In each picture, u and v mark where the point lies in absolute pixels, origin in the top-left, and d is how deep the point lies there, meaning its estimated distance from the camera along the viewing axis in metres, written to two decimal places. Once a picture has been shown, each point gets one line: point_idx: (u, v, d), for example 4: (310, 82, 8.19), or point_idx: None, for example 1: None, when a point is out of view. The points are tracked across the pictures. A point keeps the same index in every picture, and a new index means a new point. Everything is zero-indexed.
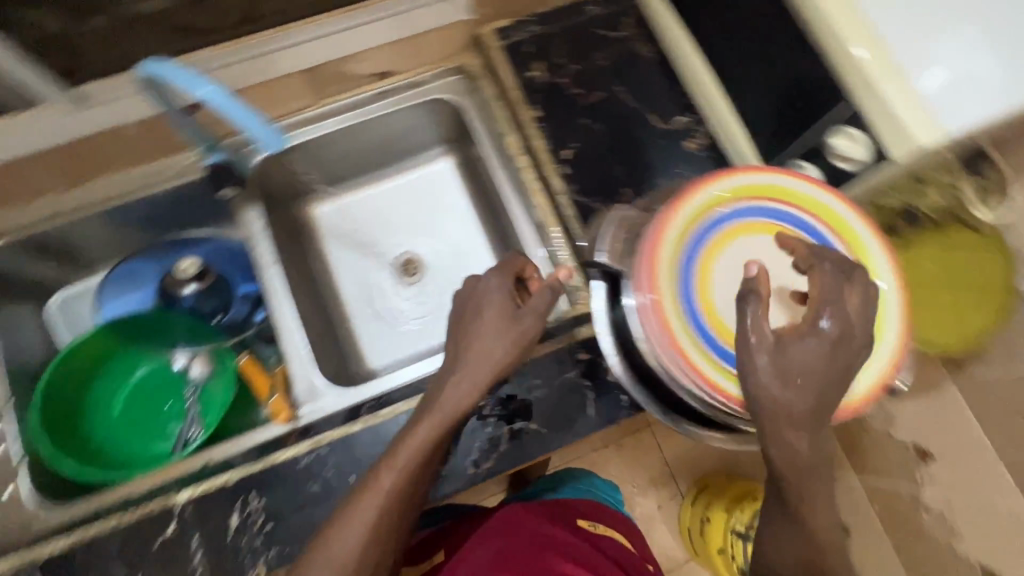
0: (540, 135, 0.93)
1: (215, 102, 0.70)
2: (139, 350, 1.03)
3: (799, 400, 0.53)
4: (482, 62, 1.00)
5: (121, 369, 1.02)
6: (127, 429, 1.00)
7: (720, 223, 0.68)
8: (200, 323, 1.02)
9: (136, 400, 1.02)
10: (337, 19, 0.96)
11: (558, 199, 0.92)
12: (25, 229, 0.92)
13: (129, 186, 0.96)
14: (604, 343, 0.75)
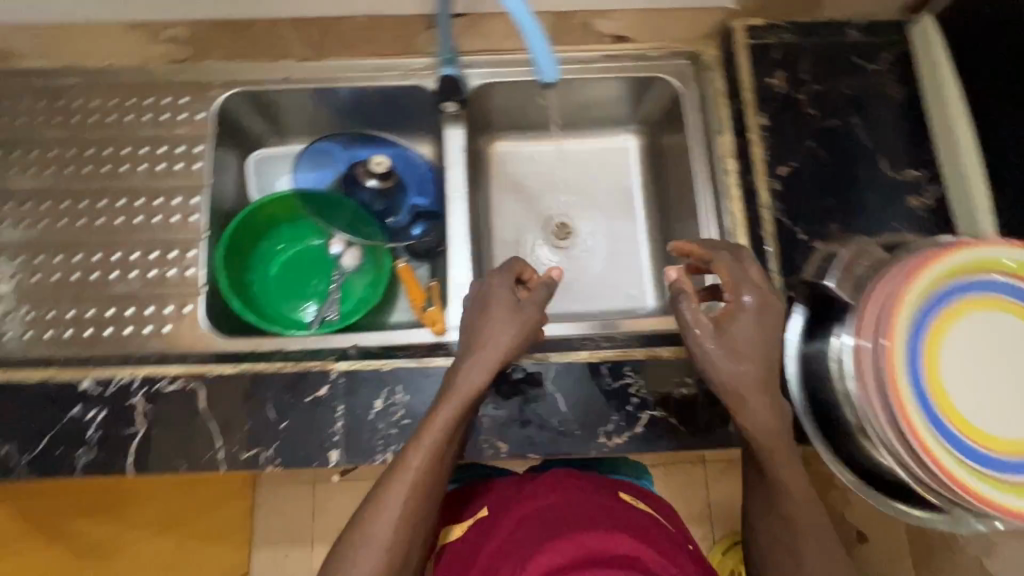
0: (760, 144, 0.91)
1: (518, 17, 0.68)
2: (307, 224, 1.10)
3: (750, 373, 0.65)
4: (721, 54, 0.99)
5: (286, 236, 1.09)
6: (279, 291, 1.07)
7: (975, 284, 0.61)
8: (367, 218, 1.07)
9: (291, 268, 1.09)
10: None
11: (759, 212, 0.89)
12: (260, 85, 0.98)
13: (355, 74, 0.99)
14: (790, 368, 0.73)
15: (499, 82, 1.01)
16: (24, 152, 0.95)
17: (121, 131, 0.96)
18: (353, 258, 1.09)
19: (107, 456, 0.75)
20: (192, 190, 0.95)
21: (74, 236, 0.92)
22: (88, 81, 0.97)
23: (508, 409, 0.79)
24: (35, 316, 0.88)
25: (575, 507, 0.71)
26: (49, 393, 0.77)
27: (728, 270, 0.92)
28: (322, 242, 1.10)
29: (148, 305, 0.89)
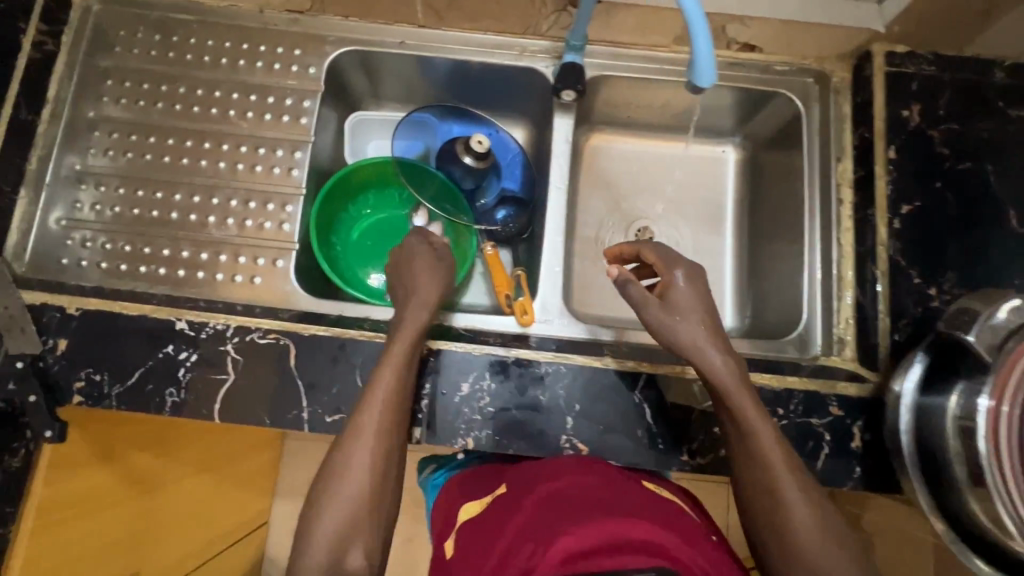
0: (885, 178, 0.87)
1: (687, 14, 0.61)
2: (395, 194, 1.09)
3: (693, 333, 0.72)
4: (849, 79, 0.94)
5: (374, 203, 1.09)
6: (359, 254, 1.06)
7: None
8: (458, 195, 1.05)
9: (373, 234, 1.08)
10: None
11: (875, 248, 0.85)
12: (373, 46, 0.96)
13: (470, 49, 0.97)
14: (901, 418, 0.74)
15: (611, 74, 0.98)
16: (127, 83, 0.92)
17: (227, 75, 0.93)
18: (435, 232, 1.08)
19: (196, 400, 0.76)
20: (296, 144, 0.93)
21: (168, 173, 0.90)
22: (202, 19, 0.95)
23: (563, 404, 0.78)
24: (127, 250, 0.87)
25: (594, 491, 0.65)
26: (147, 329, 0.78)
27: (827, 302, 0.90)
28: (407, 214, 1.09)
29: (240, 255, 0.89)
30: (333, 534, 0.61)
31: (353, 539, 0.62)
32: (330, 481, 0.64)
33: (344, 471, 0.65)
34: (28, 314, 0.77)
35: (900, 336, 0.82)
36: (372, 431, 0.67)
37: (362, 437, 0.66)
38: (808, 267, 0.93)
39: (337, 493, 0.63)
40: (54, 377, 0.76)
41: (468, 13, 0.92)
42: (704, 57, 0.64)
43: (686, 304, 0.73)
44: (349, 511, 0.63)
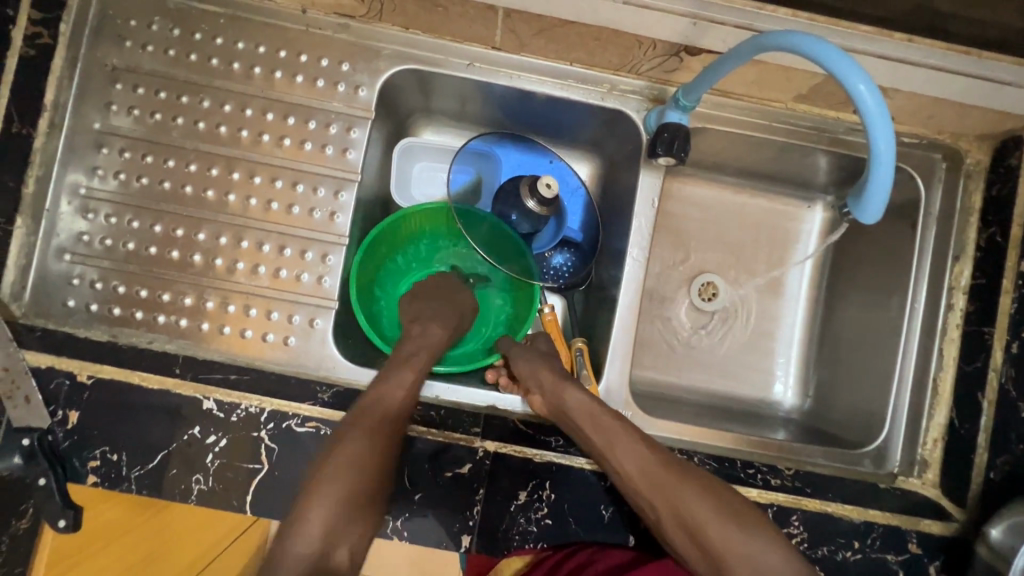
0: (1010, 294, 0.77)
1: (871, 124, 0.50)
2: (449, 242, 0.94)
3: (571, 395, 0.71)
4: (986, 164, 0.82)
5: (426, 253, 0.95)
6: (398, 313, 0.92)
7: None
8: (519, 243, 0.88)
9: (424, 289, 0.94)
10: None
11: (984, 372, 0.77)
12: (434, 67, 0.80)
13: (549, 81, 0.81)
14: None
15: (711, 126, 0.84)
16: (140, 89, 0.77)
17: (262, 89, 0.79)
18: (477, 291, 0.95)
19: (224, 490, 0.68)
20: (341, 183, 0.80)
21: (192, 206, 0.78)
22: (231, 14, 0.78)
23: (626, 523, 0.72)
24: (141, 295, 0.76)
25: None
26: (172, 405, 0.69)
27: (915, 417, 0.82)
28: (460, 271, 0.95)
29: (273, 310, 0.78)
30: (309, 543, 0.59)
31: (341, 532, 0.61)
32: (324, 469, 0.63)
33: (344, 457, 0.64)
34: (32, 379, 0.68)
35: (996, 474, 0.75)
36: (383, 424, 0.66)
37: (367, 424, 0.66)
38: (897, 372, 0.83)
39: (335, 478, 0.62)
40: (64, 454, 0.67)
41: (556, 43, 0.76)
42: (883, 174, 0.52)
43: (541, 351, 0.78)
44: (344, 503, 0.61)
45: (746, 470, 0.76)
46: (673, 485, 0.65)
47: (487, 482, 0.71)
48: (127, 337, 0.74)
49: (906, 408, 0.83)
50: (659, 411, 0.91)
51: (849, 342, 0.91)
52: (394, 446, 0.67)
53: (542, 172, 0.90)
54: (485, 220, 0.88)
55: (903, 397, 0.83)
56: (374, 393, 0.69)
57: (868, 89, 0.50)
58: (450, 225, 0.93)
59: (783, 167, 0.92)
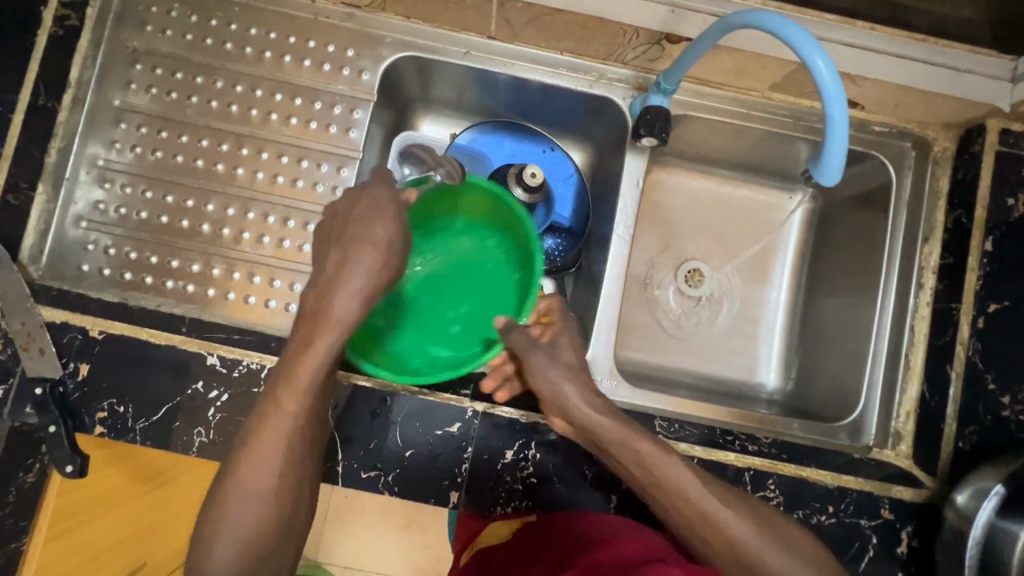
0: (976, 272, 0.81)
1: (829, 97, 0.55)
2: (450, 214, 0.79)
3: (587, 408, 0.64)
4: (952, 151, 0.86)
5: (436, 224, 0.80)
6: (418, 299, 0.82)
7: None
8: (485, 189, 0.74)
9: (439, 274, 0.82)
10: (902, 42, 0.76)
11: (952, 346, 0.81)
12: (434, 54, 0.85)
13: (542, 69, 0.86)
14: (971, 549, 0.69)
15: (693, 114, 0.89)
16: (158, 69, 0.83)
17: (271, 72, 0.84)
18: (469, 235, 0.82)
19: (225, 443, 0.72)
20: (343, 160, 0.85)
21: (203, 179, 0.83)
22: (245, 2, 0.84)
23: (608, 485, 0.75)
24: (151, 261, 0.80)
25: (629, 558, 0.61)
26: (176, 360, 0.73)
27: (888, 393, 0.85)
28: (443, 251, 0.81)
29: (276, 278, 0.82)
30: None
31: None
32: (215, 514, 0.57)
33: (231, 512, 0.57)
34: (48, 333, 0.72)
35: (965, 443, 0.78)
36: (269, 470, 0.57)
37: (246, 477, 0.57)
38: (870, 350, 0.87)
39: (224, 532, 0.56)
40: (74, 404, 0.71)
41: (546, 31, 0.82)
42: (837, 143, 0.57)
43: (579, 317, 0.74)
44: (241, 564, 0.57)
45: (724, 436, 0.80)
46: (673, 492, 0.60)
47: (476, 444, 0.74)
48: (137, 299, 0.78)
49: (881, 383, 0.86)
50: (645, 382, 0.96)
51: (827, 323, 0.95)
52: (285, 486, 0.59)
53: (535, 159, 0.95)
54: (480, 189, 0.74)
55: (877, 373, 0.86)
56: (247, 438, 0.58)
57: (825, 63, 0.55)
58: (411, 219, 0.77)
59: (765, 157, 0.97)
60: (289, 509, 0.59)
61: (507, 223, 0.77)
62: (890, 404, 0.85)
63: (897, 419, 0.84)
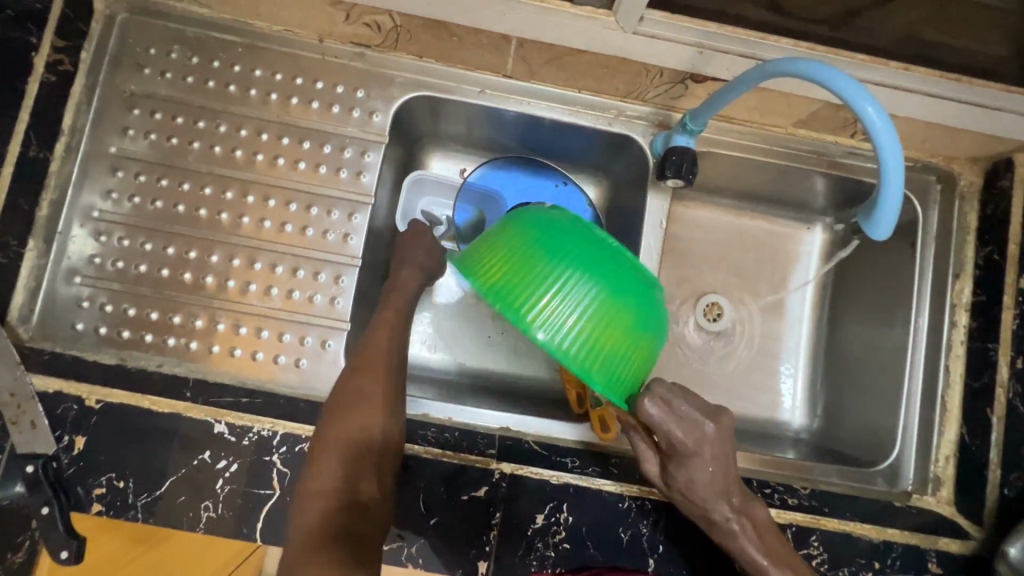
0: (1012, 310, 0.78)
1: (881, 146, 0.53)
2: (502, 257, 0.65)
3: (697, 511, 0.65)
4: (980, 185, 0.84)
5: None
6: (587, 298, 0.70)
7: None
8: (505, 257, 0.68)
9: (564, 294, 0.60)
10: None
11: (992, 388, 0.78)
12: (445, 94, 0.82)
13: (559, 107, 0.83)
14: None
15: (717, 150, 0.87)
16: (158, 114, 0.79)
17: (277, 114, 0.80)
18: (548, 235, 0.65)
19: (235, 517, 0.66)
20: (355, 206, 0.81)
21: (205, 228, 0.78)
22: (249, 43, 0.80)
23: (643, 547, 0.71)
24: (152, 318, 0.75)
25: None
26: (182, 429, 0.67)
27: (925, 436, 0.82)
28: None
29: (285, 332, 0.77)
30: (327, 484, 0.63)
31: (364, 473, 0.64)
32: None
33: (347, 411, 0.67)
34: (39, 404, 0.66)
35: (1010, 490, 0.75)
36: (380, 373, 0.69)
37: (365, 378, 0.68)
38: (904, 391, 0.84)
39: (347, 416, 0.66)
40: (68, 481, 0.66)
41: (565, 71, 0.79)
42: (893, 191, 0.54)
43: (702, 435, 0.58)
44: (356, 446, 0.65)
45: (762, 489, 0.76)
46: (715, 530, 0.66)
47: (504, 508, 0.70)
48: (136, 360, 0.73)
49: (918, 426, 0.83)
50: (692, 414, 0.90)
51: (854, 359, 0.92)
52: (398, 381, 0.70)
53: (549, 195, 0.92)
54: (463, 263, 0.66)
55: (913, 414, 0.83)
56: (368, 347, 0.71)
57: (877, 111, 0.53)
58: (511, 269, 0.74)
59: (783, 190, 0.94)
60: (394, 418, 0.67)
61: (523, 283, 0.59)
62: (927, 448, 0.82)
63: (936, 464, 0.81)
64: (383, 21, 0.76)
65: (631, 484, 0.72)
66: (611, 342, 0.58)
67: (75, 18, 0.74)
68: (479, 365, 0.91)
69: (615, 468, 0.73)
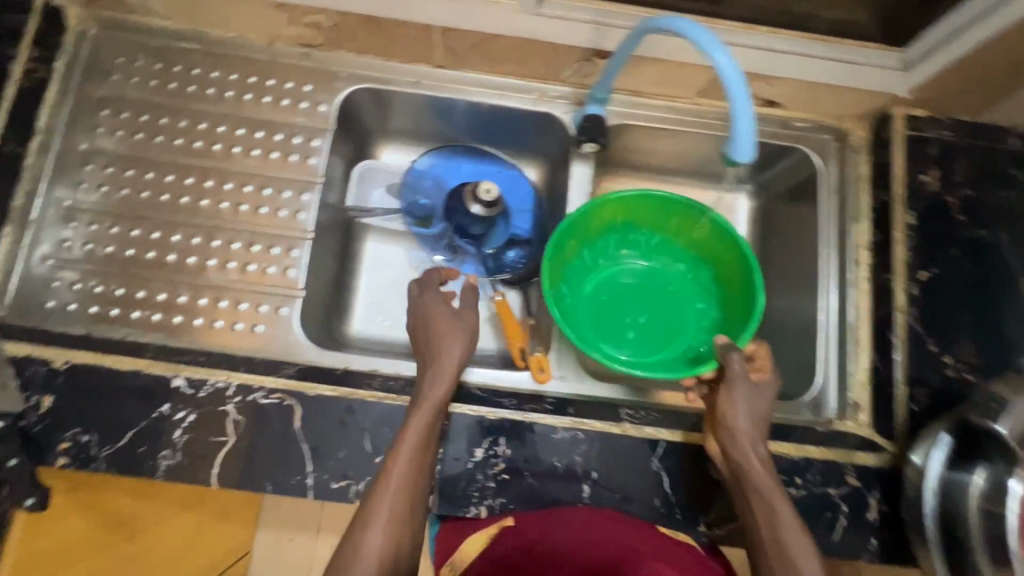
0: (904, 243, 0.86)
1: (727, 81, 0.60)
2: (646, 236, 0.99)
3: (758, 476, 0.70)
4: (869, 138, 0.94)
5: (618, 253, 0.99)
6: (609, 287, 0.98)
7: None
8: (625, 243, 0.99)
9: (642, 273, 0.99)
10: (805, 42, 0.83)
11: (893, 315, 0.85)
12: (385, 84, 0.92)
13: (489, 91, 0.93)
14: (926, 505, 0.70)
15: (633, 123, 0.95)
16: (125, 114, 0.88)
17: (233, 109, 0.89)
18: (652, 249, 0.99)
19: (193, 464, 0.71)
20: (304, 186, 0.89)
21: (167, 212, 0.86)
22: (207, 49, 0.90)
23: (577, 474, 0.76)
24: (118, 293, 0.82)
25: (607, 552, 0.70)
26: (142, 384, 0.73)
27: (842, 366, 0.89)
28: (625, 272, 0.98)
29: (242, 301, 0.84)
30: None
31: None
32: None
33: (358, 560, 0.61)
34: (11, 367, 0.72)
35: (918, 406, 0.81)
36: (398, 491, 0.66)
37: (384, 499, 0.65)
38: (821, 328, 0.91)
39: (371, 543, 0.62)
40: (36, 437, 0.71)
41: (487, 57, 0.89)
42: (744, 123, 0.61)
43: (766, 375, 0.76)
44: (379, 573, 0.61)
45: (689, 418, 0.81)
46: (764, 504, 0.69)
47: (445, 444, 0.75)
48: (103, 331, 0.79)
49: (834, 358, 0.90)
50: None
51: (780, 308, 0.99)
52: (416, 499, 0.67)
53: (491, 178, 1.01)
54: (649, 198, 0.93)
55: (829, 348, 0.90)
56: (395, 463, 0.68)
57: (724, 55, 0.60)
58: (602, 240, 0.98)
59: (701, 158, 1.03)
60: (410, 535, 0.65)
61: (694, 233, 0.96)
62: (844, 377, 0.88)
63: (853, 391, 0.87)
64: (321, 21, 0.85)
65: (564, 418, 0.78)
66: (733, 270, 0.93)
67: (52, 32, 0.84)
68: None
69: (549, 405, 0.79)
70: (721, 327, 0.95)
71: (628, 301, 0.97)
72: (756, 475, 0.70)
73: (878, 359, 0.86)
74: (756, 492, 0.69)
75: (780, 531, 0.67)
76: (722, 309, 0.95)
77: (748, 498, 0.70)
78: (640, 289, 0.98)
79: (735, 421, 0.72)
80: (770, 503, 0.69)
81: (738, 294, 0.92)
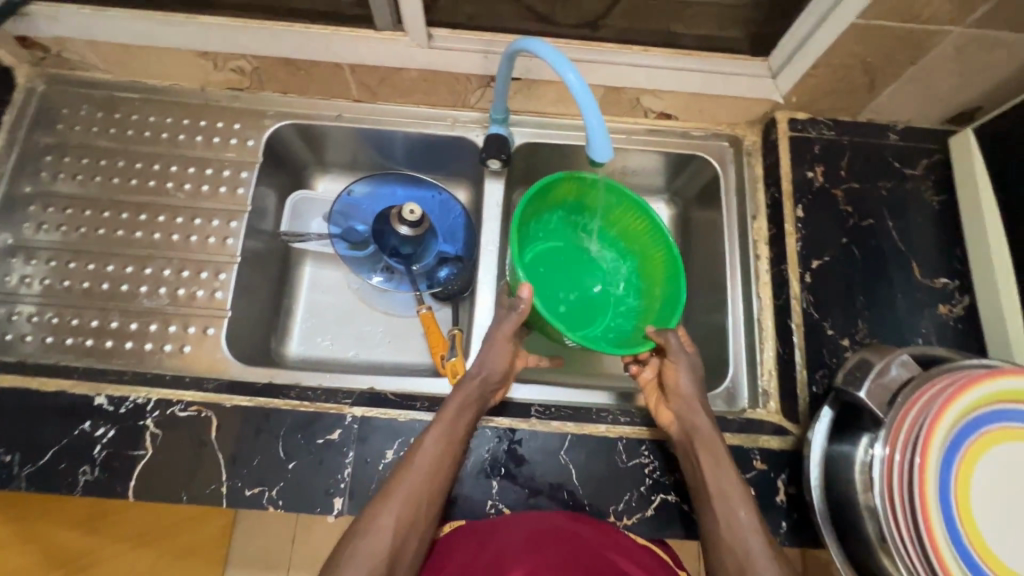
0: (795, 235, 0.91)
1: (571, 89, 0.67)
2: (589, 220, 0.99)
3: (711, 439, 0.74)
4: (761, 142, 1.01)
5: (557, 230, 1.00)
6: (546, 263, 0.98)
7: (984, 422, 0.61)
8: (566, 227, 1.00)
9: (577, 256, 1.01)
10: (681, 59, 0.91)
11: (790, 302, 0.89)
12: (308, 119, 1.00)
13: (405, 120, 1.01)
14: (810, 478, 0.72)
15: (542, 142, 1.02)
16: (67, 158, 0.95)
17: (167, 149, 0.97)
18: (591, 237, 1.01)
19: (110, 478, 0.74)
20: (232, 214, 0.95)
21: (103, 245, 0.92)
22: (146, 97, 0.99)
23: (487, 470, 0.78)
24: (52, 322, 0.87)
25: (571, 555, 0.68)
26: (65, 404, 0.77)
27: (751, 356, 0.92)
28: (563, 255, 1.00)
29: (170, 324, 0.89)
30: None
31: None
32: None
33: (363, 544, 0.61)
34: None
35: (818, 388, 0.84)
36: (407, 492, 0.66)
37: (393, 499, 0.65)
38: (730, 321, 0.95)
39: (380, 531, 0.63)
40: None
41: (398, 89, 0.97)
42: (594, 122, 0.66)
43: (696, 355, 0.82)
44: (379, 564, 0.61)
45: (597, 411, 0.83)
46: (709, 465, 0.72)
47: (357, 448, 0.78)
48: (36, 357, 0.84)
49: (744, 349, 0.93)
50: (570, 377, 1.00)
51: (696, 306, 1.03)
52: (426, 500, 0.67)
53: (427, 202, 1.06)
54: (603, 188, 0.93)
55: (739, 340, 0.94)
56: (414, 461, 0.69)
57: (569, 69, 0.68)
58: (551, 215, 0.97)
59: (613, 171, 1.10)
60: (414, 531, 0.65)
61: (631, 224, 0.97)
62: (753, 366, 0.91)
63: (763, 379, 0.90)
64: (243, 65, 0.94)
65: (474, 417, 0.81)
66: (658, 267, 0.95)
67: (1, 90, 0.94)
68: (371, 357, 1.02)
69: None
70: (637, 313, 0.96)
71: (559, 281, 0.98)
72: (711, 437, 0.74)
73: (781, 346, 0.89)
74: (707, 453, 0.73)
75: (726, 491, 0.69)
76: (639, 298, 0.97)
77: (697, 455, 0.73)
78: (571, 270, 1.00)
79: (681, 388, 0.78)
80: (720, 464, 0.72)
81: (659, 285, 0.94)
